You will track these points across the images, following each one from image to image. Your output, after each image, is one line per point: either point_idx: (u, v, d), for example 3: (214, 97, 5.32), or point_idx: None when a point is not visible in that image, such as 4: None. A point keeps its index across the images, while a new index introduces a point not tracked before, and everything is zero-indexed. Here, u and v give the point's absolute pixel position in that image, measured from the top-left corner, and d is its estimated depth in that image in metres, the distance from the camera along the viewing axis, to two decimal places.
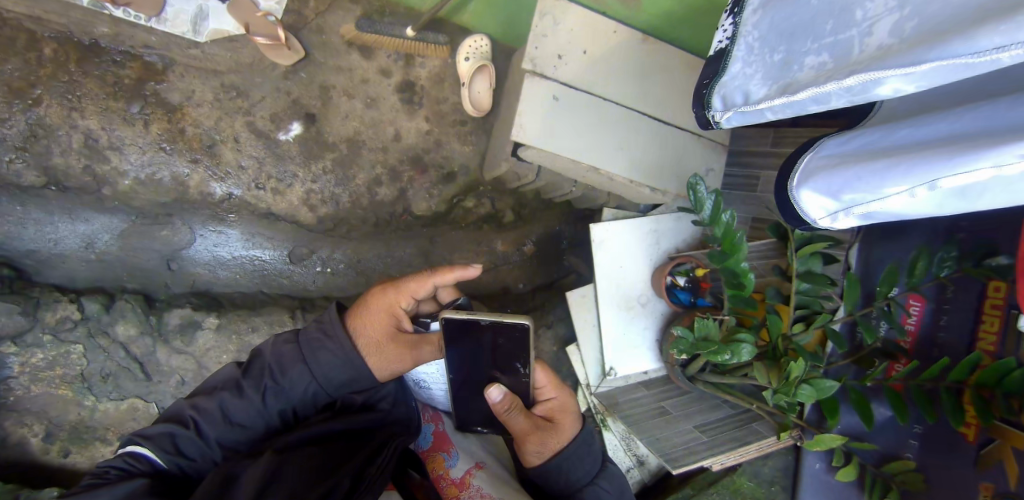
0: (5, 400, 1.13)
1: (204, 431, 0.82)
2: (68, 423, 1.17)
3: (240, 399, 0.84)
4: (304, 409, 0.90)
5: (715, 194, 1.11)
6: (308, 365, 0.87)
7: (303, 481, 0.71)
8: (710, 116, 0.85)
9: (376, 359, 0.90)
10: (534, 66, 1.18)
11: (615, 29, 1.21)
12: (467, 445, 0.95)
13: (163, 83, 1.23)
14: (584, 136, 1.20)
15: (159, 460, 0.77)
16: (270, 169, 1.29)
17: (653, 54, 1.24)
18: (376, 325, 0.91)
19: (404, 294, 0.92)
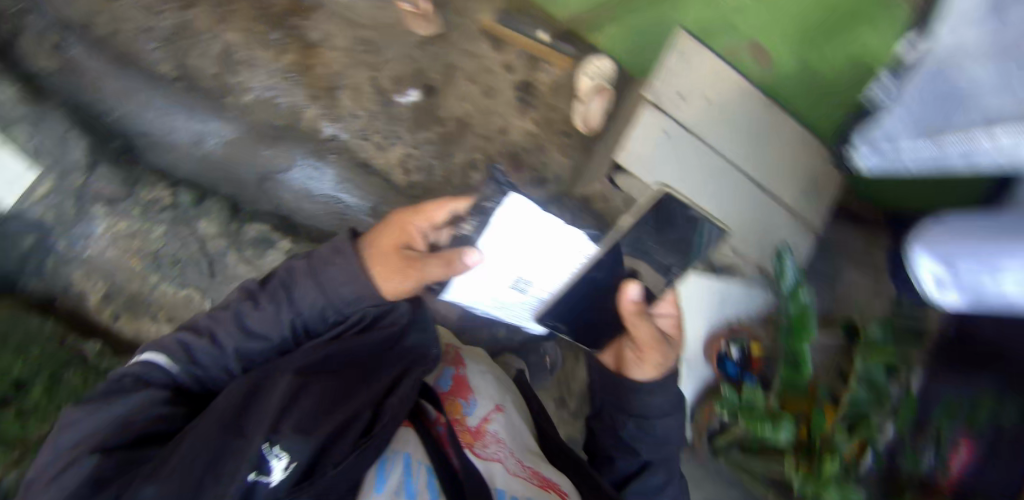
0: (80, 254, 1.17)
1: (218, 343, 0.84)
2: (127, 292, 1.18)
3: (257, 309, 0.86)
4: (320, 331, 0.89)
5: (798, 272, 1.12)
6: (319, 286, 0.85)
7: (324, 404, 0.79)
8: (854, 155, 0.96)
9: (379, 269, 0.87)
10: (658, 98, 1.22)
11: (741, 85, 1.25)
12: (486, 389, 0.93)
13: (309, 20, 1.32)
14: (685, 182, 1.23)
15: (173, 370, 0.81)
16: (380, 124, 1.35)
17: (769, 117, 1.27)
18: (388, 238, 0.90)
19: (423, 215, 0.95)
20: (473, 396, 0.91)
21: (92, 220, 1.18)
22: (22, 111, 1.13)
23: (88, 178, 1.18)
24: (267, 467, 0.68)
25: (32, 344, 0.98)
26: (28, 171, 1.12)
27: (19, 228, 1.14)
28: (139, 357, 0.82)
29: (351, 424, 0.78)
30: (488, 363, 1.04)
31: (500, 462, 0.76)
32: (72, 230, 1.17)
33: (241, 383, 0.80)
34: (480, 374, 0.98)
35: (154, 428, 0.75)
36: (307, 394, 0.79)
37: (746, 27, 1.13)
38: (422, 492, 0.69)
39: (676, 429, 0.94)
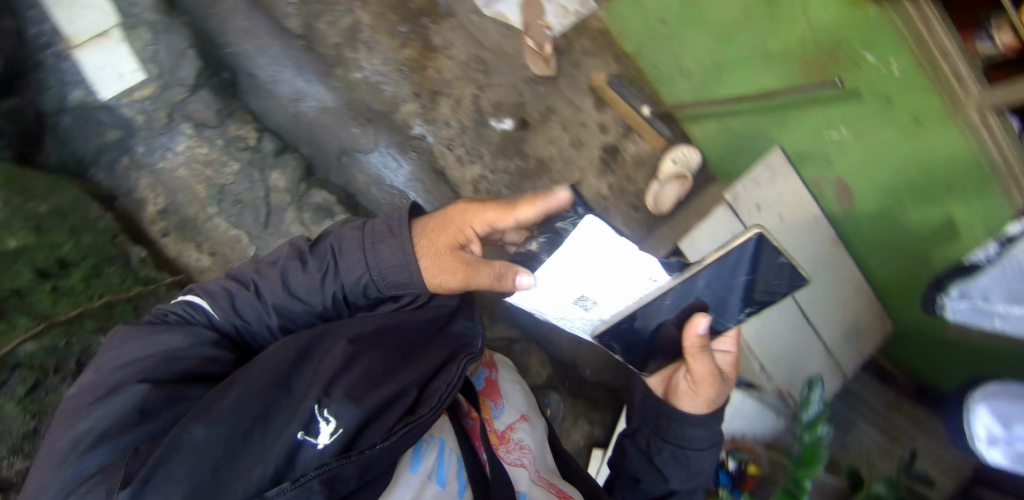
0: (154, 164, 1.18)
1: (263, 297, 0.87)
2: (182, 214, 1.18)
3: (303, 272, 0.88)
4: (362, 301, 0.92)
5: (825, 405, 1.15)
6: (365, 259, 0.88)
7: (373, 375, 0.81)
8: (942, 299, 1.07)
9: (431, 267, 0.90)
10: (734, 199, 1.28)
11: (816, 215, 1.29)
12: (514, 398, 1.01)
13: (437, 25, 1.37)
14: None
15: (215, 316, 0.84)
16: (467, 140, 1.39)
17: (832, 256, 1.30)
18: (445, 237, 0.89)
19: (485, 214, 0.87)
20: (503, 402, 0.99)
21: (177, 137, 1.19)
22: (154, 17, 1.17)
23: (188, 97, 1.19)
24: (315, 430, 0.72)
25: (86, 231, 0.99)
26: (135, 71, 1.15)
27: (106, 120, 1.14)
28: (184, 299, 0.85)
29: (394, 401, 0.81)
30: (515, 373, 1.11)
31: (523, 468, 0.87)
32: (155, 139, 1.18)
33: (294, 338, 0.81)
34: (509, 383, 1.04)
35: (198, 370, 0.78)
36: (361, 361, 0.82)
37: (840, 160, 1.17)
38: (451, 480, 0.80)
39: (708, 467, 0.96)
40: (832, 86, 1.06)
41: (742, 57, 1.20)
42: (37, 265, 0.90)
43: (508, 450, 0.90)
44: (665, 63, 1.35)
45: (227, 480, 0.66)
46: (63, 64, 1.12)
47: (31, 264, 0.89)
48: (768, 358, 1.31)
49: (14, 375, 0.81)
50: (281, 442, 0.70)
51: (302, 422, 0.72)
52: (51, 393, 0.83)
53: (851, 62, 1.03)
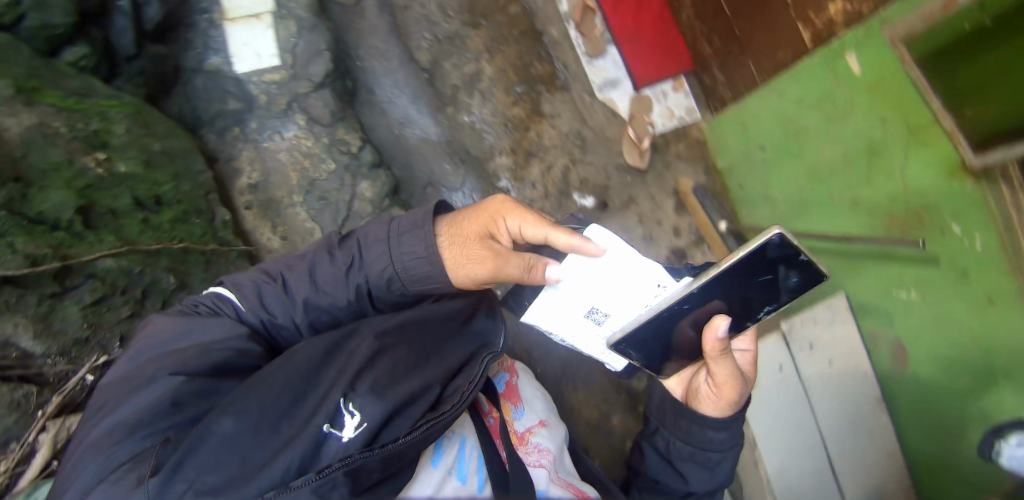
0: (261, 141, 1.21)
1: (289, 288, 0.80)
2: (269, 193, 1.19)
3: (330, 262, 0.80)
4: (387, 298, 0.81)
5: None
6: (388, 252, 0.78)
7: (395, 371, 0.75)
8: (999, 444, 0.88)
9: (456, 253, 0.78)
10: (788, 327, 1.19)
11: (863, 368, 1.17)
12: (535, 403, 0.94)
13: (551, 94, 1.40)
14: (771, 424, 1.12)
15: (245, 309, 0.78)
16: (546, 205, 1.37)
17: (871, 417, 1.17)
18: (472, 224, 0.79)
19: (518, 213, 0.78)
20: (523, 405, 0.93)
21: (289, 124, 1.22)
22: (305, 15, 1.22)
23: (311, 92, 1.23)
24: (339, 423, 0.67)
25: (185, 180, 1.00)
26: (272, 56, 1.20)
27: (232, 90, 1.18)
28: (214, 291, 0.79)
29: (416, 398, 0.74)
30: (536, 379, 1.04)
31: (545, 468, 0.82)
32: (269, 120, 1.21)
33: (321, 338, 0.76)
34: (531, 387, 0.98)
35: (235, 364, 0.73)
36: (388, 357, 0.76)
37: (902, 321, 1.08)
38: (473, 476, 0.77)
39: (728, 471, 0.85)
40: (911, 246, 0.98)
41: (830, 196, 1.13)
42: (136, 194, 0.90)
43: (526, 452, 0.84)
44: (754, 187, 1.34)
45: (253, 471, 0.61)
46: (211, 32, 1.18)
47: (131, 193, 0.89)
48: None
49: (86, 284, 0.78)
50: (304, 433, 0.65)
51: (327, 414, 0.66)
52: (111, 312, 0.80)
53: (937, 226, 0.95)
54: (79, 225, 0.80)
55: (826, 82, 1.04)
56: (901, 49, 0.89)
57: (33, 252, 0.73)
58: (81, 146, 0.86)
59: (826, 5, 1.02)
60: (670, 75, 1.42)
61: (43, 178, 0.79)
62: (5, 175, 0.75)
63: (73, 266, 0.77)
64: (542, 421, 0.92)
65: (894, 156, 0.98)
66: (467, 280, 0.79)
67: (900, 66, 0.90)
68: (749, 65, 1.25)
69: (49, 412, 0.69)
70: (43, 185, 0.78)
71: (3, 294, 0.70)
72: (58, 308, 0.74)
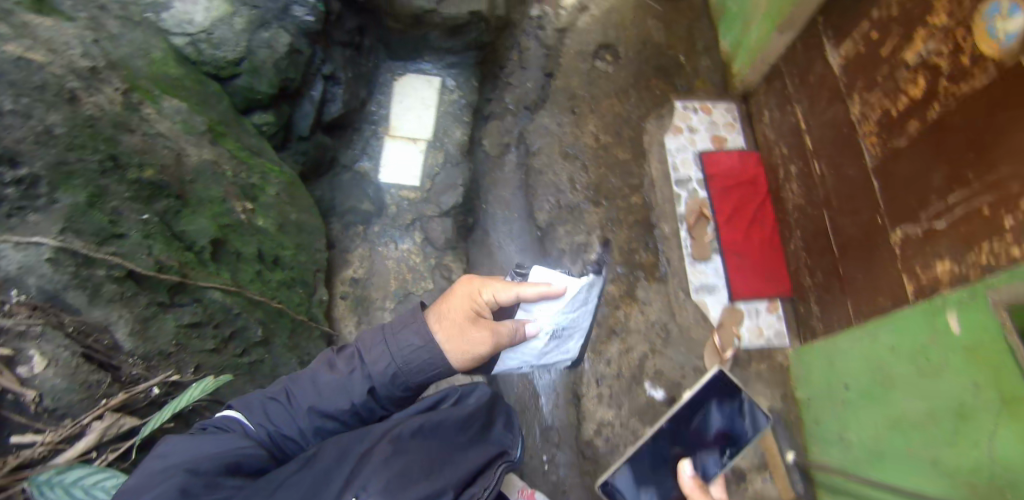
0: (377, 245, 1.28)
1: (292, 401, 0.61)
2: (365, 293, 1.22)
3: (330, 370, 0.62)
4: (397, 397, 0.63)
5: None
6: (387, 346, 0.62)
7: (409, 471, 0.55)
8: None
9: (442, 331, 0.65)
10: None
11: None
12: None
13: (648, 283, 1.35)
14: None
15: (252, 427, 0.58)
16: (613, 386, 1.24)
17: None
18: (456, 308, 0.67)
19: (492, 288, 0.68)
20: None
21: (406, 238, 1.30)
22: (453, 151, 1.39)
23: (435, 217, 1.32)
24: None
25: (305, 251, 1.07)
26: (416, 179, 1.35)
27: (370, 191, 1.33)
28: (220, 415, 0.60)
29: (436, 498, 0.55)
30: None
31: None
32: (392, 229, 1.30)
33: (336, 442, 0.57)
34: None
35: (254, 467, 0.54)
36: (409, 449, 0.58)
37: None
38: None
39: None
40: None
41: (907, 456, 0.86)
42: (263, 249, 0.96)
43: None
44: (830, 420, 1.07)
45: None
46: (372, 140, 1.39)
47: (258, 245, 0.95)
48: None
49: (190, 306, 0.82)
50: None
51: None
52: (198, 340, 0.82)
53: None
54: (207, 254, 0.85)
55: (922, 333, 0.85)
56: (1005, 319, 0.66)
57: (162, 260, 0.78)
58: (236, 192, 0.93)
59: (935, 265, 0.87)
60: (766, 296, 1.32)
61: (198, 204, 0.86)
62: (170, 190, 0.82)
63: (188, 286, 0.82)
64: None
65: (983, 432, 0.72)
66: (461, 357, 0.65)
67: (1004, 339, 0.69)
68: (848, 303, 1.10)
69: (109, 405, 0.69)
70: (196, 209, 0.86)
71: (125, 286, 0.75)
72: (159, 316, 0.78)
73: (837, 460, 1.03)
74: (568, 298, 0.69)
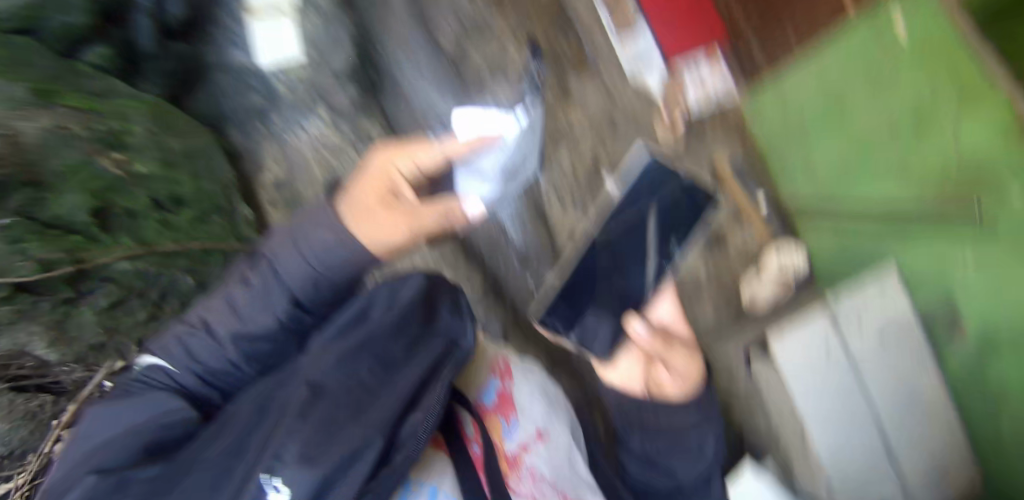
0: (286, 138, 1.25)
1: (212, 332, 0.60)
2: (292, 190, 1.24)
3: (244, 287, 0.60)
4: (323, 298, 0.61)
5: None
6: (299, 250, 0.58)
7: (332, 410, 0.47)
8: None
9: (363, 222, 0.58)
10: (836, 313, 1.06)
11: (915, 340, 1.06)
12: (534, 408, 0.70)
13: (580, 78, 1.24)
14: (836, 414, 1.05)
15: (175, 371, 0.60)
16: (571, 193, 1.26)
17: (937, 407, 1.08)
18: (369, 190, 0.61)
19: (413, 150, 0.64)
20: (518, 419, 0.68)
21: (311, 119, 1.24)
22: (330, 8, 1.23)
23: (336, 86, 1.23)
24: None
25: (207, 181, 1.03)
26: (297, 53, 1.21)
27: (254, 83, 1.23)
28: (141, 361, 0.62)
29: (364, 448, 0.45)
30: (530, 368, 0.80)
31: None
32: (291, 117, 1.25)
33: (255, 391, 0.55)
34: (532, 387, 0.74)
35: (172, 434, 0.53)
36: (334, 384, 0.50)
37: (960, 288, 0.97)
38: None
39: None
40: (970, 207, 0.88)
41: (872, 163, 1.00)
42: (156, 195, 0.93)
43: (516, 481, 0.61)
44: (789, 151, 1.13)
45: None
46: (235, 27, 1.21)
47: (149, 192, 0.92)
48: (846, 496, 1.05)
49: (100, 288, 0.85)
50: None
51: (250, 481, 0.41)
52: (127, 316, 0.89)
53: (993, 183, 0.84)
54: (94, 230, 0.82)
55: (872, 55, 0.93)
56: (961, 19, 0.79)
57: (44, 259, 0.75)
58: (98, 145, 0.84)
59: None
60: (700, 45, 1.13)
61: (58, 179, 0.78)
62: (18, 178, 0.72)
63: (88, 270, 0.82)
64: (541, 436, 0.67)
65: (948, 117, 0.87)
66: (399, 236, 0.61)
67: (954, 31, 0.82)
68: (789, 37, 1.05)
69: (63, 424, 0.73)
70: (58, 185, 0.77)
71: (18, 301, 0.73)
72: (74, 312, 0.81)
73: (811, 194, 1.13)
74: (506, 143, 0.77)
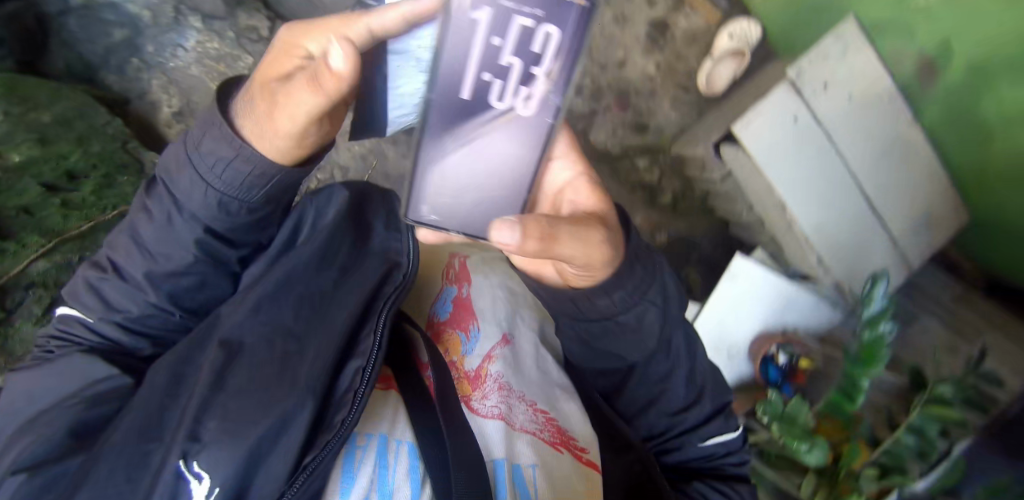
0: (166, 63, 1.16)
1: (127, 275, 0.67)
2: (198, 114, 1.19)
3: (148, 219, 0.65)
4: (240, 224, 0.66)
5: (887, 302, 1.09)
6: (195, 169, 0.61)
7: (262, 375, 0.60)
8: None
9: (248, 132, 0.59)
10: (797, 79, 1.20)
11: (889, 95, 1.21)
12: (491, 314, 0.78)
13: None
14: (804, 172, 1.22)
15: (92, 320, 0.67)
16: None
17: (904, 136, 1.23)
18: (266, 77, 0.58)
19: (310, 34, 0.55)
20: (477, 331, 0.75)
21: (186, 33, 1.17)
22: None
23: None
24: (186, 493, 0.53)
25: (94, 140, 0.98)
26: None
27: (110, 17, 1.13)
28: (60, 312, 0.70)
29: (292, 418, 0.57)
30: (493, 270, 0.86)
31: (500, 420, 0.66)
32: (164, 36, 1.16)
33: (174, 353, 0.64)
34: (491, 293, 0.82)
35: (95, 417, 0.60)
36: (251, 348, 0.63)
37: (926, 20, 1.10)
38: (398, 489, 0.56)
39: (683, 354, 0.75)
40: None
41: None
42: (45, 180, 0.90)
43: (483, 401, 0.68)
44: None
45: None
46: None
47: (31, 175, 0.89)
48: (825, 248, 1.25)
49: (29, 296, 0.81)
50: (152, 485, 0.53)
51: (165, 473, 0.53)
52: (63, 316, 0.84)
53: None
54: None
55: None
56: None
57: None
58: None
59: None
60: None
61: None
62: None
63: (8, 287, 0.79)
64: (505, 340, 0.76)
65: None
66: (285, 143, 0.58)
67: None
68: None
69: None
70: None
71: None
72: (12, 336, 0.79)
73: None
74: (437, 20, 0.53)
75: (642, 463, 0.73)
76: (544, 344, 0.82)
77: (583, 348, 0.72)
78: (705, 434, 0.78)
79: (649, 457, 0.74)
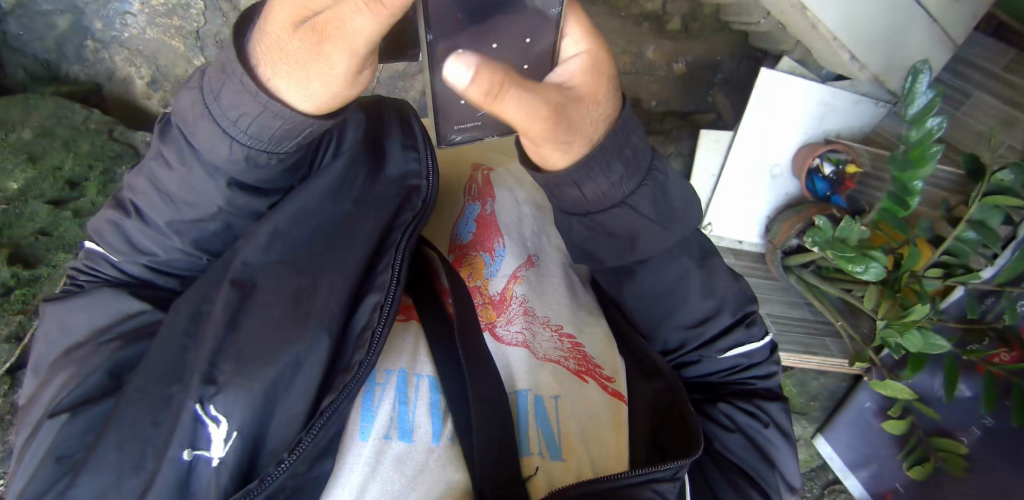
0: (120, 35, 1.12)
1: (154, 224, 0.68)
2: (173, 77, 1.18)
3: (167, 169, 0.65)
4: (274, 173, 0.66)
5: (932, 94, 0.97)
6: (210, 113, 0.59)
7: (282, 316, 0.64)
8: None
9: (296, 86, 0.54)
10: None
11: None
12: (515, 232, 0.82)
13: None
14: None
15: (118, 260, 0.70)
16: None
17: None
18: (287, 18, 0.50)
19: None
20: (501, 252, 0.79)
21: None
22: None
23: None
24: (205, 436, 0.58)
25: (81, 140, 1.06)
26: None
27: (47, 7, 1.08)
28: (88, 246, 0.72)
29: (304, 358, 0.62)
30: (512, 186, 0.88)
31: (525, 347, 0.71)
32: (107, 8, 1.09)
33: (194, 290, 0.65)
34: (512, 213, 0.85)
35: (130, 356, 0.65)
36: (264, 285, 0.66)
37: None
38: (420, 425, 0.64)
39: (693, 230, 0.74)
40: None
41: None
42: (48, 197, 1.00)
43: (510, 323, 0.73)
44: None
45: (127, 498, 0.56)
46: None
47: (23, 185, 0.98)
48: (857, 42, 1.11)
49: None
50: (178, 418, 0.58)
51: (186, 416, 0.58)
52: None
53: None
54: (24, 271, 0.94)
55: None
56: None
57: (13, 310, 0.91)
58: None
59: None
60: None
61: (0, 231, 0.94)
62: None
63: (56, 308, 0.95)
64: (530, 262, 0.80)
65: None
66: (339, 83, 0.53)
67: None
68: None
69: None
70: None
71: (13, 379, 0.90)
72: None
73: None
74: None
75: (673, 393, 0.73)
76: (569, 263, 0.85)
77: (579, 251, 0.75)
78: (723, 348, 0.82)
79: (680, 383, 0.75)
